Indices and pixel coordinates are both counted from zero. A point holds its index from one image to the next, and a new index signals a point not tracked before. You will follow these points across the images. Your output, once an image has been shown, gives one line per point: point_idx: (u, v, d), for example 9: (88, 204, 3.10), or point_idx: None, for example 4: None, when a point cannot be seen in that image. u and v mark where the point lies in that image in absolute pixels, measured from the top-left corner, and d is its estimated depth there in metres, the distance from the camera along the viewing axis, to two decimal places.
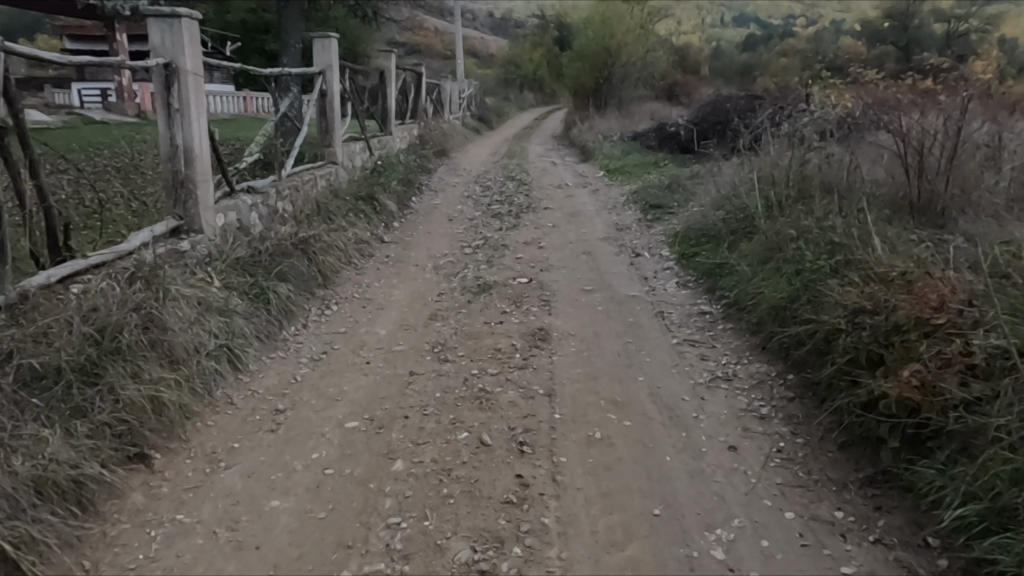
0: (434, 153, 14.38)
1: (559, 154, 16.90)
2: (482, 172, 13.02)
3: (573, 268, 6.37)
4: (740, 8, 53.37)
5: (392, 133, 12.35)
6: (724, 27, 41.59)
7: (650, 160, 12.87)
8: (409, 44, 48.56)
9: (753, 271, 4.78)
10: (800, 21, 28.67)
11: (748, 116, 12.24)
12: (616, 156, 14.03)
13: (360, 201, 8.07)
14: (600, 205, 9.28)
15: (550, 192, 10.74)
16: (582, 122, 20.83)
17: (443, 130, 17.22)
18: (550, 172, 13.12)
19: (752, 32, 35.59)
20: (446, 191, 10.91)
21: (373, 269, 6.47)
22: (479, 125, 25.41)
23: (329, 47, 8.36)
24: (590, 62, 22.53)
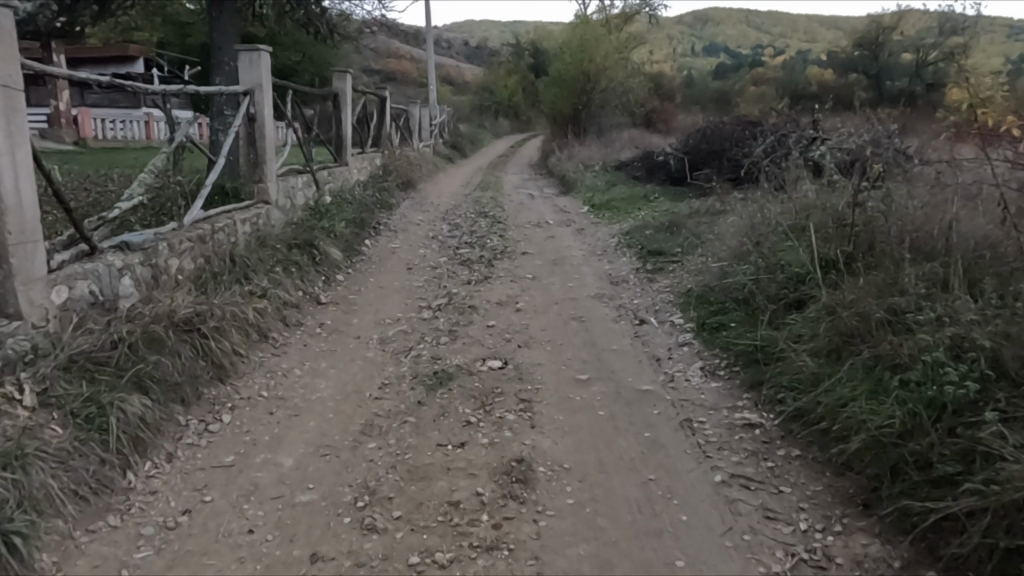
0: (398, 185, 12.91)
1: (537, 185, 15.57)
2: (452, 207, 11.58)
3: (561, 343, 4.88)
4: (710, 38, 53.45)
5: (348, 164, 10.87)
6: (697, 56, 41.30)
7: (638, 194, 11.56)
8: (383, 72, 47.47)
9: (825, 370, 3.35)
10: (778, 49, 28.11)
11: (746, 145, 11.03)
12: (601, 189, 12.71)
13: (294, 249, 6.53)
14: (586, 249, 7.85)
15: (528, 231, 9.33)
16: (560, 150, 19.62)
17: (411, 159, 15.78)
18: (528, 207, 11.75)
19: (726, 61, 35.16)
20: (407, 230, 9.42)
21: (298, 346, 4.93)
22: (451, 153, 24.07)
23: (257, 63, 6.85)
24: (568, 88, 21.37)
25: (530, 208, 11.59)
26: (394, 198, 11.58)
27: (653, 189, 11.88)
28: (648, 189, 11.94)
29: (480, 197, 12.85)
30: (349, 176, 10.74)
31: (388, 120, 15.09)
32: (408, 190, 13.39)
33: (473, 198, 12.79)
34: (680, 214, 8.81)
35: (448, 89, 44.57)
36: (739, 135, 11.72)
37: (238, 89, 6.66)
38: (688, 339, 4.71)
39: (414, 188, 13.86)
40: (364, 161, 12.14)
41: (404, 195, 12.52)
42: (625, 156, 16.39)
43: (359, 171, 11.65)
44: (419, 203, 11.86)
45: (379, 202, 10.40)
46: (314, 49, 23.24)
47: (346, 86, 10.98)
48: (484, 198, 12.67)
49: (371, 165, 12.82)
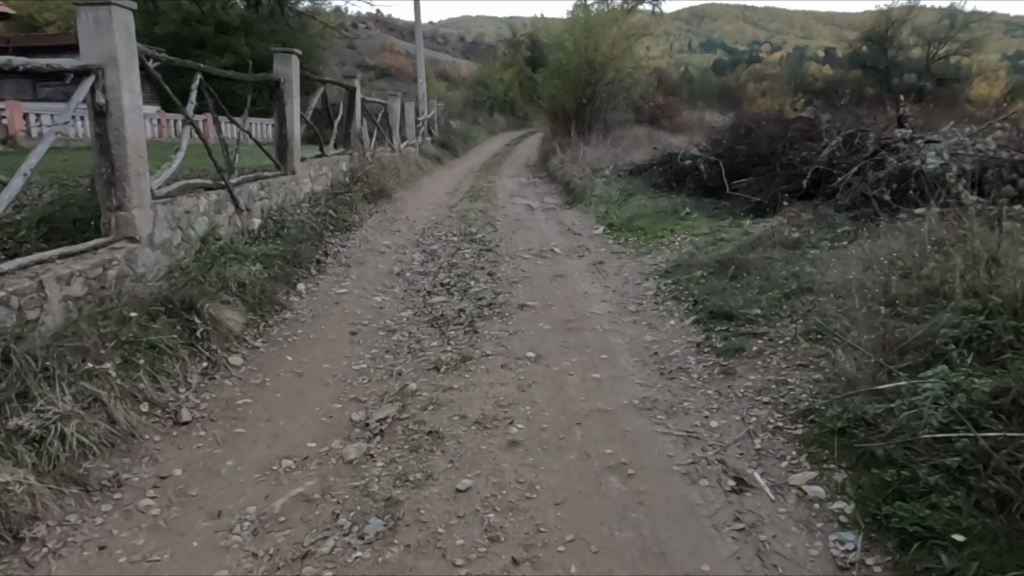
0: (365, 197, 10.43)
1: (537, 194, 13.13)
2: (431, 226, 9.16)
3: (597, 548, 2.51)
4: (706, 33, 51.06)
5: (294, 170, 8.41)
6: (693, 52, 39.09)
7: (665, 210, 9.16)
8: (376, 67, 45.09)
9: None
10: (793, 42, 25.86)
11: (803, 151, 8.70)
12: (616, 202, 10.29)
13: (160, 319, 4.14)
14: (610, 301, 5.45)
15: (527, 263, 6.93)
16: (562, 150, 17.25)
17: (388, 163, 13.29)
18: (527, 224, 9.38)
19: (728, 57, 32.98)
20: (365, 265, 7.01)
21: (83, 555, 2.56)
22: (439, 153, 21.63)
23: (106, 26, 4.36)
24: (570, 80, 18.84)
25: (532, 226, 9.18)
26: (355, 214, 9.13)
27: (682, 203, 9.49)
28: (676, 203, 9.54)
29: (466, 211, 10.43)
30: (295, 188, 8.30)
31: (360, 117, 12.58)
32: (379, 202, 10.93)
33: (460, 212, 10.37)
34: (735, 245, 6.41)
35: (440, 84, 41.84)
36: (793, 136, 9.32)
37: (70, 64, 4.15)
38: (860, 556, 2.36)
39: (389, 199, 11.42)
40: (319, 167, 9.68)
41: (372, 208, 10.09)
42: (639, 159, 13.94)
43: (313, 181, 9.22)
44: (389, 220, 9.43)
45: (331, 223, 7.97)
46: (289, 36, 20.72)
47: (293, 72, 8.40)
48: (473, 213, 10.25)
49: (333, 173, 10.37)
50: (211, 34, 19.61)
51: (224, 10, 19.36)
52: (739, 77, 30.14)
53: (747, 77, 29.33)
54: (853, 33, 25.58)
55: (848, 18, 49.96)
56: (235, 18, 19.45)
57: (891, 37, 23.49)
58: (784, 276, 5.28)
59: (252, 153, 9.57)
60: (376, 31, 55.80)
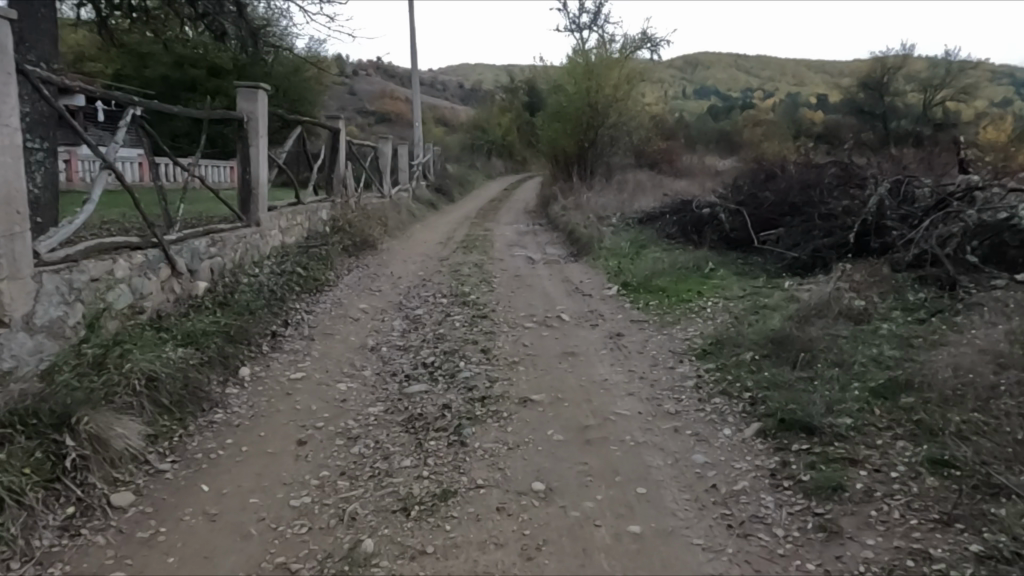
0: (346, 249, 9.27)
1: (538, 244, 12.02)
2: (418, 284, 7.97)
3: None
4: (701, 80, 51.00)
5: (255, 221, 7.27)
6: (691, 97, 38.86)
7: (687, 267, 8.02)
8: (375, 111, 44.97)
9: None
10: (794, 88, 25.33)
11: (843, 200, 7.62)
12: (628, 256, 9.16)
13: (10, 445, 2.90)
14: (637, 395, 4.22)
15: (530, 334, 5.73)
16: (564, 195, 16.29)
17: (376, 211, 12.18)
18: (527, 280, 8.24)
19: (725, 103, 32.61)
20: (333, 335, 5.79)
21: None
22: (434, 198, 20.71)
23: None
24: (570, 124, 17.98)
25: (534, 283, 8.02)
26: (330, 268, 7.95)
27: (705, 258, 8.35)
28: (698, 258, 8.41)
29: (458, 265, 9.27)
30: (259, 242, 7.15)
31: (345, 160, 11.50)
32: (363, 254, 9.75)
33: (452, 266, 9.20)
34: (786, 315, 5.24)
35: (438, 128, 41.31)
36: (830, 182, 8.24)
37: None
38: None
39: (374, 251, 10.26)
40: (292, 215, 8.53)
41: (352, 262, 8.92)
42: (649, 206, 12.86)
43: (284, 233, 8.08)
44: (370, 277, 8.25)
45: (298, 281, 6.78)
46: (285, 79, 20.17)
47: (260, 109, 7.26)
48: (466, 267, 9.09)
49: (309, 223, 9.22)
50: (204, 77, 19.11)
51: (216, 53, 18.67)
52: (738, 122, 29.50)
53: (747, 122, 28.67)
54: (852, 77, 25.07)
55: (840, 66, 49.99)
56: (227, 61, 18.76)
57: (886, 83, 23.03)
58: (863, 368, 4.09)
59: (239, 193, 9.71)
60: (376, 77, 55.80)
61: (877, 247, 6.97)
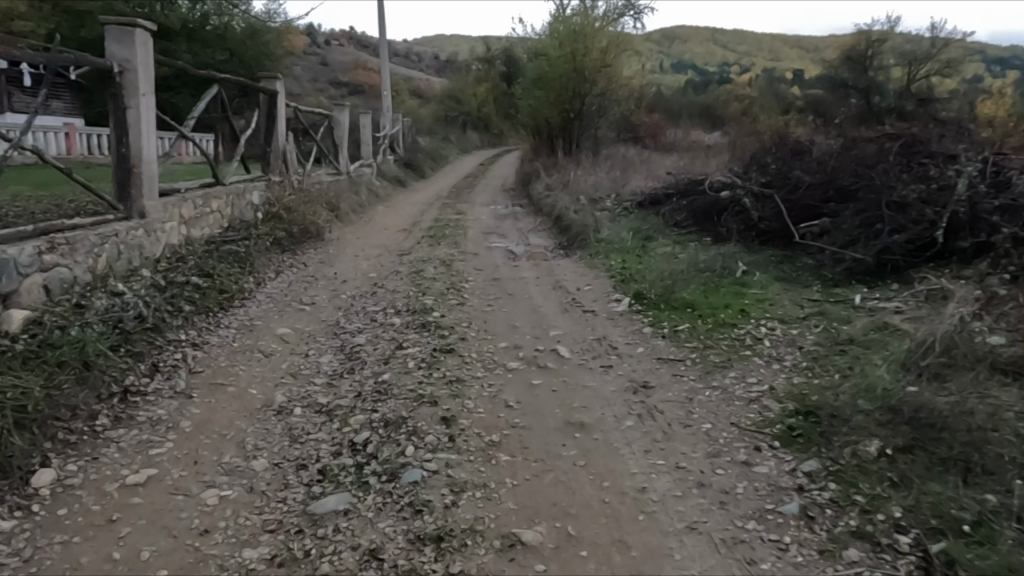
0: (279, 241, 7.36)
1: (519, 232, 10.19)
2: (363, 293, 6.13)
3: None
4: (681, 51, 49.07)
5: (137, 210, 5.33)
6: (673, 70, 37.11)
7: (713, 269, 6.29)
8: (344, 80, 42.38)
9: None
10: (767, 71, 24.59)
11: (919, 185, 5.91)
12: (633, 253, 7.39)
13: None
14: (704, 532, 2.47)
15: (514, 384, 3.95)
16: (546, 172, 14.46)
17: (327, 191, 10.19)
18: (507, 285, 6.43)
19: (708, 76, 30.95)
20: (225, 387, 3.94)
21: None
22: (402, 175, 18.74)
23: None
24: (553, 93, 15.99)
25: (517, 290, 6.23)
26: (248, 272, 6.08)
27: (734, 258, 6.63)
28: (723, 257, 6.69)
29: (419, 263, 7.42)
30: (144, 241, 5.25)
31: (285, 129, 9.44)
32: (303, 248, 7.83)
33: (412, 264, 7.35)
34: (898, 364, 3.53)
35: (412, 99, 38.99)
36: (893, 161, 6.52)
37: None
38: None
39: (317, 243, 8.35)
40: (202, 201, 6.59)
41: (282, 259, 7.02)
42: (648, 186, 11.07)
43: (188, 225, 6.14)
44: (304, 283, 6.37)
45: (190, 296, 4.90)
46: (237, 44, 18.09)
47: (140, 57, 5.23)
48: (429, 265, 7.26)
49: (229, 210, 7.26)
50: None
51: (161, 10, 16.26)
52: (721, 96, 27.80)
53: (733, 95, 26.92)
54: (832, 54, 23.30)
55: (814, 38, 48.62)
56: (176, 22, 16.38)
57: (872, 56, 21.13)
58: None
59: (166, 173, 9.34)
60: (349, 46, 52.92)
61: (969, 248, 5.32)
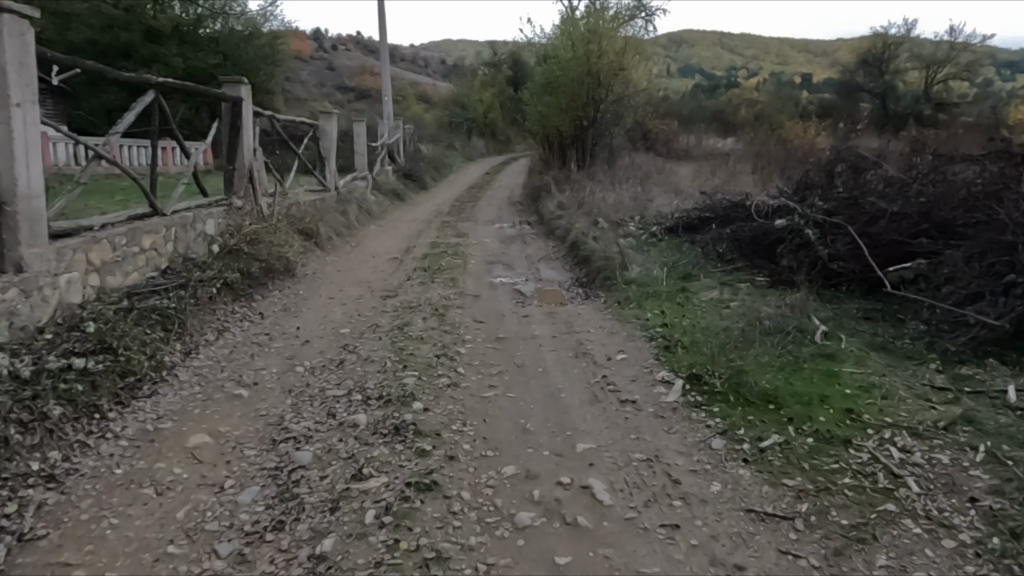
0: (232, 283, 5.91)
1: (529, 261, 8.78)
2: (328, 364, 4.69)
3: None
4: (691, 55, 47.93)
5: (10, 259, 3.89)
6: (686, 73, 35.98)
7: (783, 329, 4.84)
8: (346, 84, 41.08)
9: None
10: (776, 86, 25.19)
11: None
12: (671, 298, 5.96)
13: None
14: None
15: (530, 560, 2.52)
16: (557, 187, 13.05)
17: (306, 213, 8.78)
18: (515, 348, 5.00)
19: (723, 80, 29.75)
20: (70, 571, 2.50)
21: None
22: (402, 187, 17.36)
23: None
24: (565, 98, 14.54)
25: (528, 357, 4.78)
26: (174, 337, 4.63)
27: (806, 311, 5.19)
28: (792, 308, 5.25)
29: (405, 311, 5.98)
30: (17, 305, 3.82)
31: (254, 142, 8.04)
32: (265, 289, 6.41)
33: (395, 314, 5.91)
34: None
35: (418, 104, 37.96)
36: (1016, 194, 5.06)
37: None
38: None
39: (284, 282, 6.92)
40: (128, 239, 5.17)
41: (232, 310, 5.59)
42: (676, 208, 9.63)
43: (100, 274, 4.71)
44: (252, 349, 4.92)
45: (66, 391, 3.46)
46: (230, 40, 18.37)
47: (12, 52, 3.82)
48: (416, 315, 5.83)
49: (169, 246, 5.85)
50: (138, 41, 16.60)
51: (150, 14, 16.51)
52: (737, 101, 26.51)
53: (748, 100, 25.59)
54: (853, 65, 23.07)
55: (824, 43, 47.64)
56: (165, 24, 16.74)
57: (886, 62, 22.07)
58: None
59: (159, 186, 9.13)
60: (355, 52, 52.09)
61: None
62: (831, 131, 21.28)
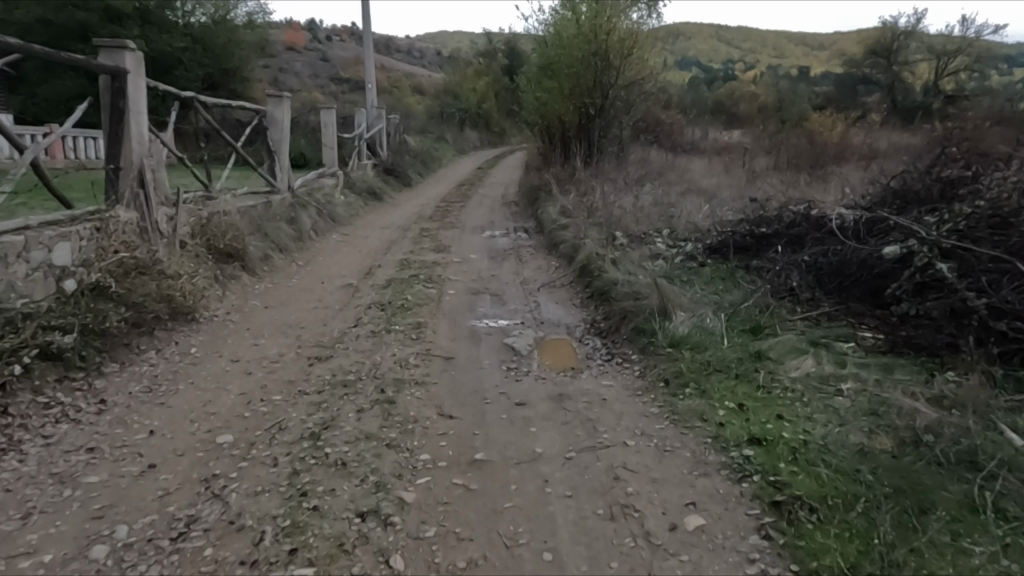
0: (60, 351, 3.80)
1: (525, 290, 6.66)
2: (160, 538, 2.57)
3: None
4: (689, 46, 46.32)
5: None
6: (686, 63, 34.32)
7: (973, 467, 2.76)
8: (334, 72, 38.80)
9: None
10: (782, 78, 23.87)
11: None
12: (746, 375, 3.84)
13: None
14: None
15: None
16: (561, 187, 10.97)
17: (231, 226, 6.65)
18: (502, 482, 2.93)
19: (727, 70, 28.17)
20: None
21: None
22: (382, 185, 15.22)
23: None
24: (568, 83, 12.24)
25: (525, 514, 2.68)
26: None
27: (992, 420, 3.11)
28: (965, 415, 3.17)
29: (333, 395, 3.87)
30: None
31: (152, 133, 5.86)
32: (130, 350, 4.29)
33: (317, 401, 3.79)
34: None
35: (411, 94, 35.74)
36: None
37: None
38: None
39: (171, 335, 4.79)
40: None
41: (45, 402, 3.50)
42: (713, 222, 7.51)
43: None
44: (41, 496, 2.81)
45: None
46: (197, 24, 16.87)
47: None
48: (349, 405, 3.71)
49: None
50: (96, 22, 15.05)
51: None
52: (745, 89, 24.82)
53: (757, 90, 23.52)
54: (860, 55, 21.81)
55: (821, 34, 46.03)
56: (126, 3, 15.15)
57: (895, 50, 21.08)
58: None
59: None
60: (347, 41, 49.74)
61: None
62: (856, 123, 19.26)
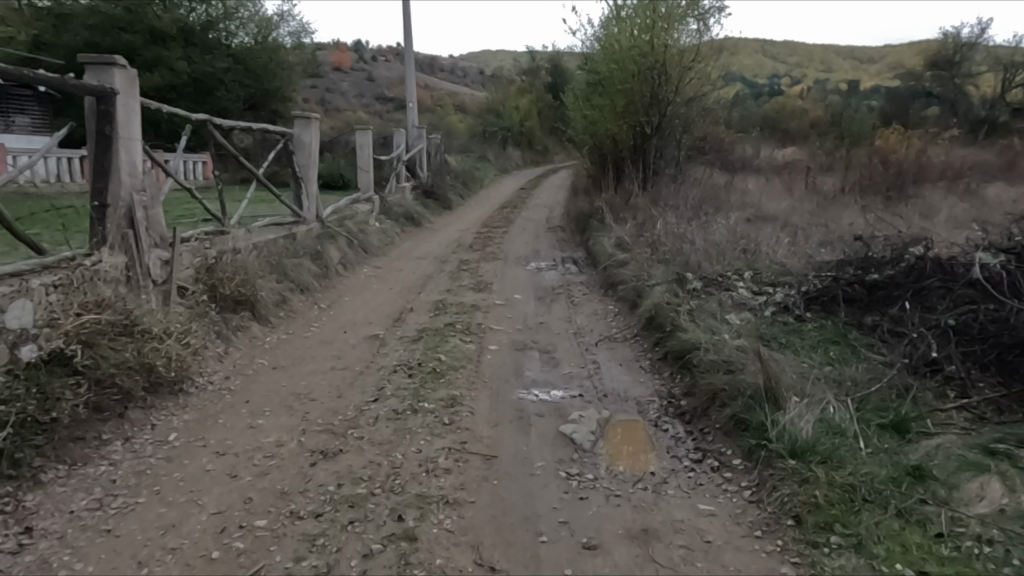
0: None
1: (580, 344, 5.60)
2: None
3: None
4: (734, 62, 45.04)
5: None
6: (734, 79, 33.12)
7: None
8: (376, 91, 38.64)
9: None
10: (840, 93, 22.59)
11: None
12: (913, 512, 2.71)
13: None
14: None
15: None
16: (615, 214, 9.90)
17: (241, 268, 5.77)
18: None
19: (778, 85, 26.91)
20: None
21: None
22: (420, 209, 14.38)
23: None
24: (621, 99, 11.19)
25: None
26: None
27: None
28: None
29: (336, 523, 2.88)
30: None
31: (145, 164, 5.02)
32: (82, 447, 3.39)
33: (314, 535, 2.81)
34: None
35: (452, 113, 35.26)
36: None
37: None
38: None
39: (147, 416, 3.88)
40: None
41: None
42: (804, 263, 6.33)
43: None
44: None
45: None
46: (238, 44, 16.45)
47: None
48: (354, 545, 2.71)
49: None
50: (140, 44, 14.73)
51: (153, 12, 14.53)
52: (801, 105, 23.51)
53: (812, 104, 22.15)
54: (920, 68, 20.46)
55: (871, 47, 44.39)
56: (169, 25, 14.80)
57: (957, 62, 19.67)
58: None
59: (18, 203, 6.98)
60: (391, 61, 49.86)
61: None
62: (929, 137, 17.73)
